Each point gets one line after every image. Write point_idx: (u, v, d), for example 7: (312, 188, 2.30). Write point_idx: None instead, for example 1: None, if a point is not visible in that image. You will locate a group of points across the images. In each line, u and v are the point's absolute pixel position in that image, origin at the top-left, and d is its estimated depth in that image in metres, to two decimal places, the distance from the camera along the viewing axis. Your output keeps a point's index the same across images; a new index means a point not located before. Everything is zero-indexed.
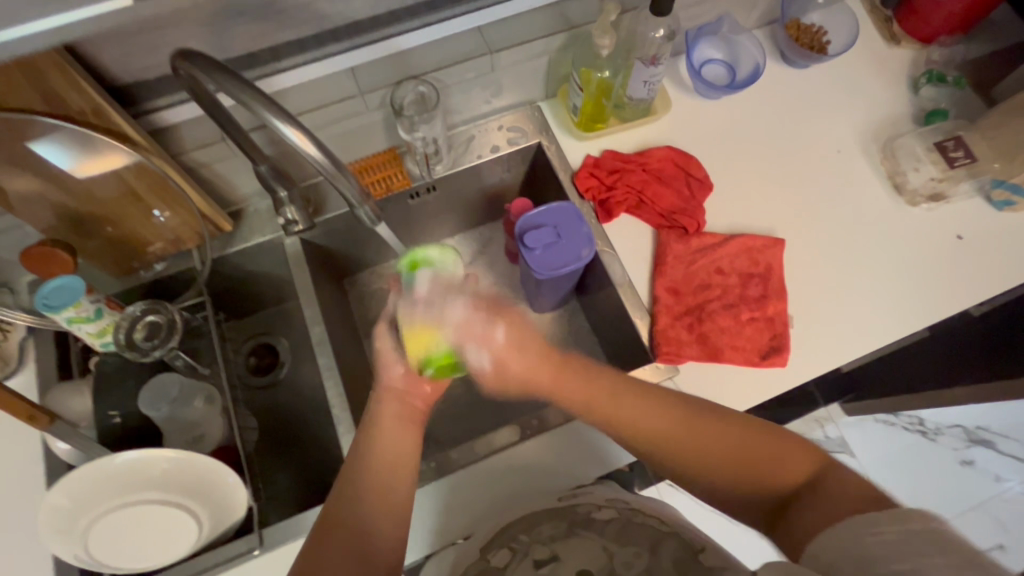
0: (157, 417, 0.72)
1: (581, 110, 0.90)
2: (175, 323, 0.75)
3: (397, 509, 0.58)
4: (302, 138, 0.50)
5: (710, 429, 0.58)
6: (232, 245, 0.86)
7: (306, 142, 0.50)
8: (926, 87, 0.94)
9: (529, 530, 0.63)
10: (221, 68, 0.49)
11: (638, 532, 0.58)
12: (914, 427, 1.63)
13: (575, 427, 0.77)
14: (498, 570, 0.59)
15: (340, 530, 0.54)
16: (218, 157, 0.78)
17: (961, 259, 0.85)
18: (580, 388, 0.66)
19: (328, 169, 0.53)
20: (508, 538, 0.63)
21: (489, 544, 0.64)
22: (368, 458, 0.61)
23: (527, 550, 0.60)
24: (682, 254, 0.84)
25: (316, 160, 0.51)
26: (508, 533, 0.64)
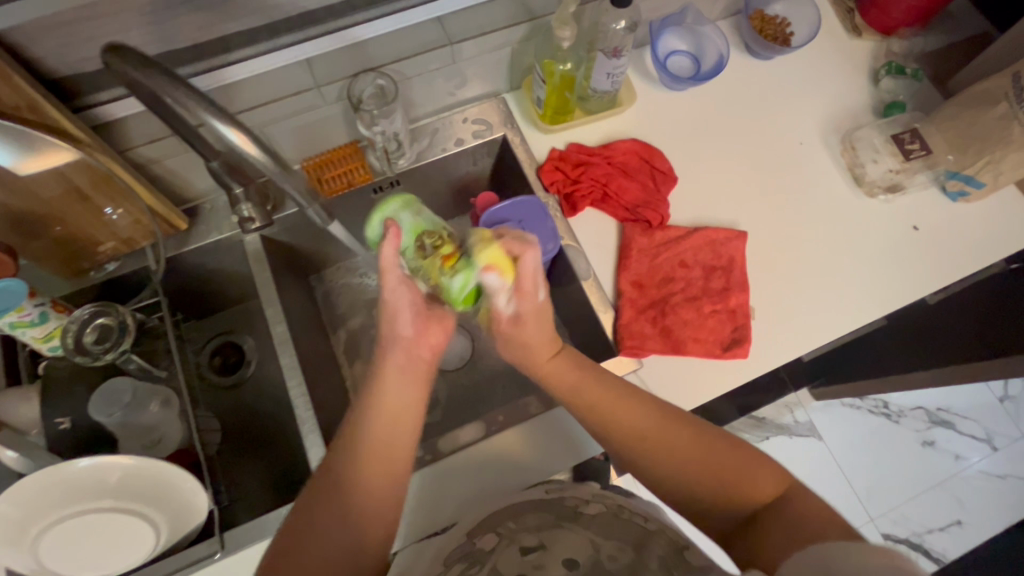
0: (108, 423, 0.69)
1: (545, 102, 0.88)
2: (127, 325, 0.72)
3: (387, 466, 0.57)
4: (244, 140, 0.49)
5: (694, 444, 0.57)
6: (189, 244, 0.84)
7: (250, 145, 0.49)
8: (886, 79, 0.95)
9: (517, 519, 0.60)
10: (155, 65, 0.47)
11: (625, 528, 0.57)
12: (878, 409, 1.70)
13: (552, 417, 0.77)
14: (484, 553, 0.55)
15: (333, 501, 0.53)
16: (168, 152, 0.76)
17: (916, 250, 0.87)
18: (571, 380, 0.65)
19: (275, 169, 0.52)
20: (495, 525, 0.61)
21: (472, 529, 0.61)
22: (371, 422, 0.58)
23: (514, 536, 0.57)
24: (646, 248, 0.85)
25: (260, 161, 0.50)
26: (492, 520, 0.62)
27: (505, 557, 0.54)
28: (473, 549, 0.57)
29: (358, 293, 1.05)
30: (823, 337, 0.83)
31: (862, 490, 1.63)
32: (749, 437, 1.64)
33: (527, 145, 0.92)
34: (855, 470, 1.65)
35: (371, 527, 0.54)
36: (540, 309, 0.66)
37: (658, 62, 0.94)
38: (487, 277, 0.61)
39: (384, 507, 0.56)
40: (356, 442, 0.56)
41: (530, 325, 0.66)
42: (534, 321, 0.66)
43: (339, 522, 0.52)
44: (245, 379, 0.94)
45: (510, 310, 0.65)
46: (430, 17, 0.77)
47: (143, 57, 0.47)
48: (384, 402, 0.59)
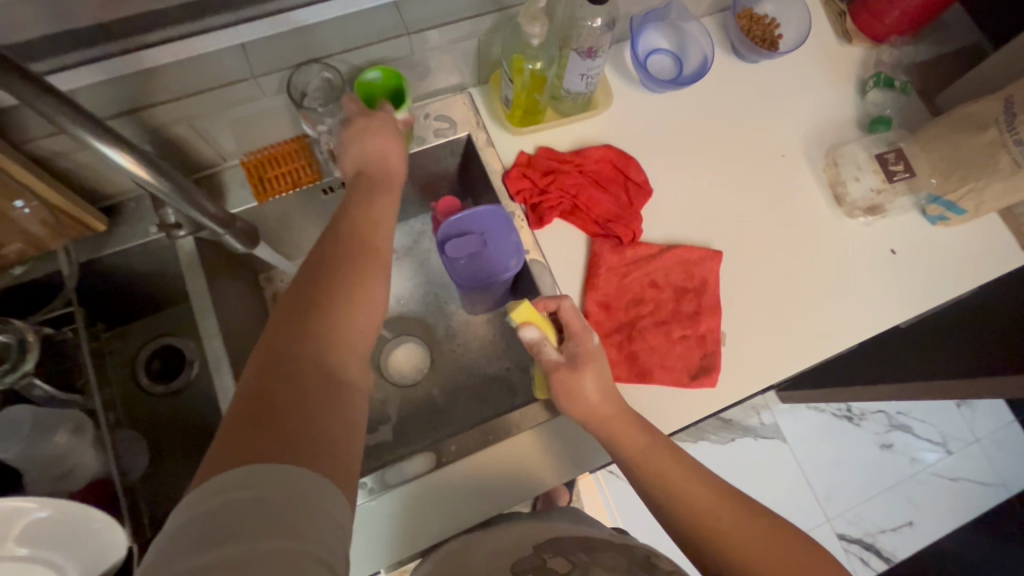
0: (8, 457, 0.62)
1: (513, 103, 0.81)
2: (27, 341, 0.64)
3: (367, 307, 0.54)
4: (133, 162, 0.51)
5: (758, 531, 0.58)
6: (109, 247, 0.75)
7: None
8: (874, 91, 0.91)
9: (588, 551, 0.59)
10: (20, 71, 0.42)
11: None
12: (842, 412, 1.72)
13: (566, 426, 0.75)
14: (559, 574, 0.54)
15: (296, 338, 0.48)
16: (78, 145, 0.66)
17: (894, 274, 0.84)
18: (638, 439, 0.65)
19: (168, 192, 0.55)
20: (563, 551, 0.59)
21: (543, 547, 0.61)
22: (343, 237, 0.58)
23: (588, 566, 0.55)
24: (616, 266, 0.79)
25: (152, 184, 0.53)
26: (561, 545, 0.61)
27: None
28: (545, 567, 0.56)
29: None
30: (793, 367, 0.79)
31: (821, 491, 1.66)
32: (715, 439, 1.65)
33: (493, 147, 0.84)
34: (816, 472, 1.67)
35: (356, 356, 0.51)
36: (595, 349, 0.68)
37: (638, 62, 0.87)
38: (526, 332, 0.65)
39: (364, 339, 0.53)
40: (324, 287, 0.52)
41: (592, 367, 0.67)
42: (593, 362, 0.67)
43: (321, 339, 0.49)
44: (192, 382, 0.86)
45: (564, 358, 0.68)
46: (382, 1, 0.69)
47: None
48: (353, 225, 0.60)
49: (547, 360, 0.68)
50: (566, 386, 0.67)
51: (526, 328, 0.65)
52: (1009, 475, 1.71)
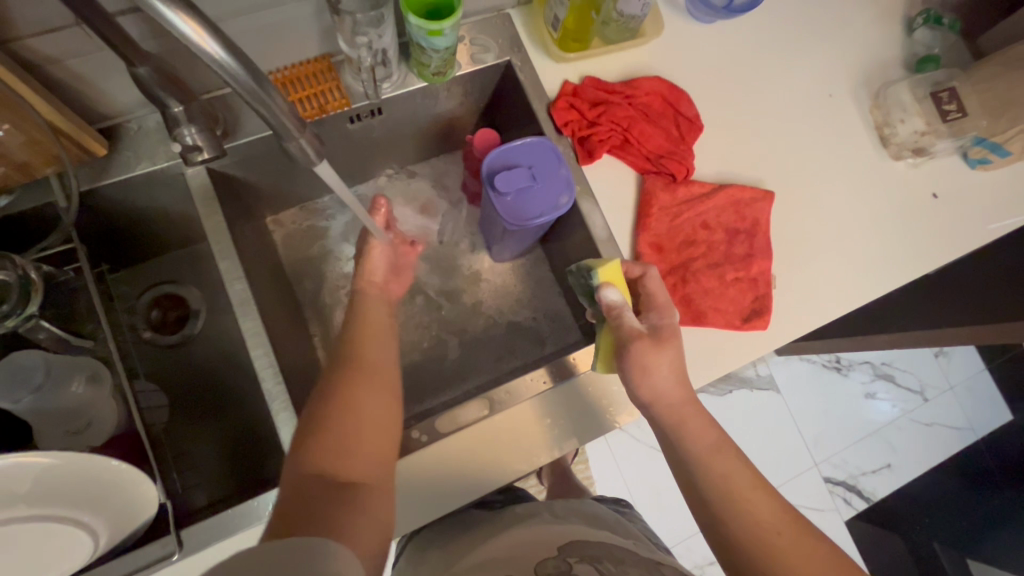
0: (17, 410, 0.55)
1: (563, 24, 0.74)
2: (31, 281, 0.56)
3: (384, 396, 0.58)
4: (201, 34, 0.35)
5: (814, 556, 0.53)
6: (110, 176, 0.66)
7: (206, 39, 0.35)
8: (922, 29, 0.88)
9: (616, 562, 0.52)
10: None
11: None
12: (831, 364, 1.77)
13: (601, 393, 0.71)
14: None
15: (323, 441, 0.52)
16: (73, 50, 0.57)
17: (935, 218, 0.84)
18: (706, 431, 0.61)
19: (245, 84, 0.38)
20: (593, 559, 0.52)
21: (567, 551, 0.54)
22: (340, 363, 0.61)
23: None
24: (668, 206, 0.76)
25: (223, 67, 0.37)
26: (592, 552, 0.54)
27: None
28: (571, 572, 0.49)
29: (323, 242, 0.90)
30: (838, 311, 0.78)
31: (809, 439, 1.71)
32: (713, 390, 1.68)
33: (536, 75, 0.77)
34: (806, 420, 1.72)
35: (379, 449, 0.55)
36: (676, 325, 0.65)
37: None
38: (607, 293, 0.64)
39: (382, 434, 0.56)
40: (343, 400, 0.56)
41: (672, 344, 0.63)
42: (674, 338, 0.64)
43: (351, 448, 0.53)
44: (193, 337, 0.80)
45: (646, 329, 0.64)
46: None
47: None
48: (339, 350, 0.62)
49: (627, 328, 0.64)
50: (641, 355, 0.62)
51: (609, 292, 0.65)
52: (980, 420, 1.80)
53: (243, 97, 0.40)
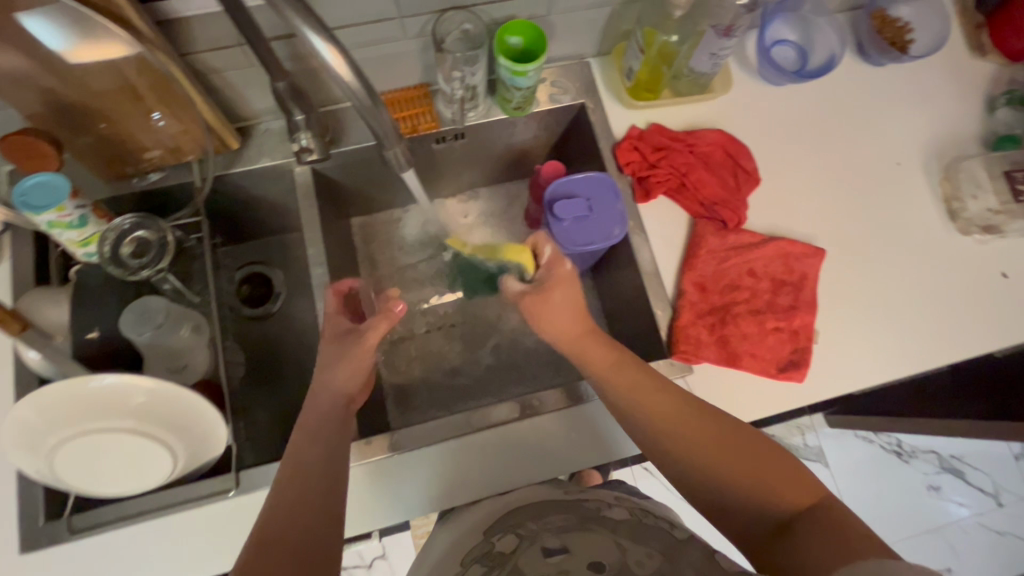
0: (139, 341, 0.66)
1: (636, 75, 0.82)
2: (167, 242, 0.69)
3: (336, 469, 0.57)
4: (338, 58, 0.44)
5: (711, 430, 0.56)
6: (238, 166, 0.80)
7: (340, 62, 0.44)
8: (1004, 109, 0.88)
9: (538, 519, 0.58)
10: None
11: (652, 536, 0.54)
12: (891, 447, 1.61)
13: None
14: (504, 555, 0.54)
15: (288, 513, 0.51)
16: (231, 63, 0.71)
17: (1002, 299, 0.81)
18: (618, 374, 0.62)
19: (362, 97, 0.47)
20: (515, 524, 0.58)
21: (492, 530, 0.60)
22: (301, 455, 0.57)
23: (536, 536, 0.55)
24: (716, 249, 0.79)
25: (350, 85, 0.46)
26: (518, 518, 0.60)
27: (528, 558, 0.52)
28: (493, 551, 0.55)
29: (394, 244, 1.00)
30: (881, 376, 0.77)
31: None
32: None
33: (605, 117, 0.85)
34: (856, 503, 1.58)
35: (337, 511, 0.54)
36: (563, 271, 0.66)
37: (761, 48, 0.86)
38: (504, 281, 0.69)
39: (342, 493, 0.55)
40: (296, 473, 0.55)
41: (556, 292, 0.65)
42: (560, 285, 0.65)
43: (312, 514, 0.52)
44: (271, 314, 0.91)
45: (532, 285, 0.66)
46: None
47: None
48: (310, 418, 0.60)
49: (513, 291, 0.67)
50: (542, 316, 0.65)
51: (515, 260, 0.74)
52: None
53: (360, 111, 0.50)
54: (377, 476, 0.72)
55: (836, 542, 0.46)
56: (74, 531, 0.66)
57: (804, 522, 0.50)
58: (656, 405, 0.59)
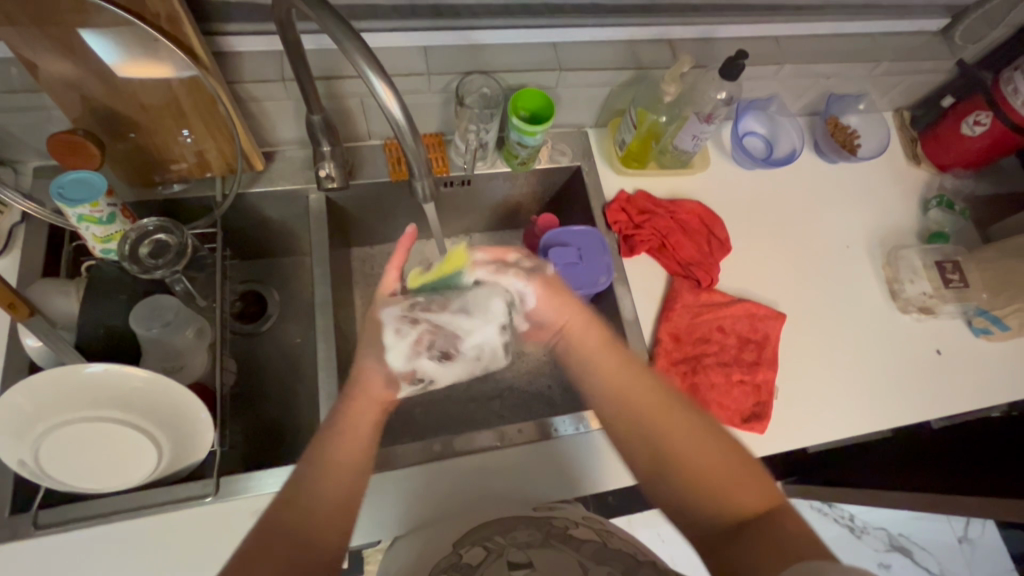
0: (144, 336, 0.68)
1: (628, 146, 0.92)
2: (185, 248, 0.72)
3: (368, 420, 0.66)
4: (388, 93, 0.51)
5: (687, 432, 0.62)
6: (259, 186, 0.85)
7: (392, 99, 0.51)
8: (936, 210, 1.02)
9: (506, 533, 0.61)
10: (332, 12, 0.50)
11: (613, 556, 0.57)
12: (843, 520, 1.56)
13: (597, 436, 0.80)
14: (470, 568, 0.56)
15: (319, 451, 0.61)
16: (271, 96, 0.78)
17: (939, 374, 0.91)
18: (618, 364, 0.70)
19: (404, 132, 0.54)
20: (483, 538, 0.61)
21: (461, 542, 0.62)
22: (321, 452, 0.61)
23: (503, 550, 0.57)
24: (691, 305, 0.87)
25: (395, 119, 0.52)
26: (483, 533, 0.62)
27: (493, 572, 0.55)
28: (460, 563, 0.58)
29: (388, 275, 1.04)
30: (832, 434, 0.85)
31: None
32: None
33: (599, 180, 0.95)
34: None
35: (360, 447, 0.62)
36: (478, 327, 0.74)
37: (735, 136, 0.99)
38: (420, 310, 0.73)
39: (354, 445, 0.62)
40: (340, 417, 0.65)
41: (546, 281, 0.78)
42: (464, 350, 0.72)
43: (324, 458, 0.60)
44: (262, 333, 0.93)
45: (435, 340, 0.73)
46: (546, 42, 0.85)
47: (295, 33, 0.60)
48: (373, 382, 0.69)
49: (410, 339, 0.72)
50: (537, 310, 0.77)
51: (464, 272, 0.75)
52: None
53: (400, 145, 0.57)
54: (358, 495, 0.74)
55: (774, 544, 0.52)
56: (38, 526, 0.64)
57: (751, 529, 0.54)
58: (638, 400, 0.66)
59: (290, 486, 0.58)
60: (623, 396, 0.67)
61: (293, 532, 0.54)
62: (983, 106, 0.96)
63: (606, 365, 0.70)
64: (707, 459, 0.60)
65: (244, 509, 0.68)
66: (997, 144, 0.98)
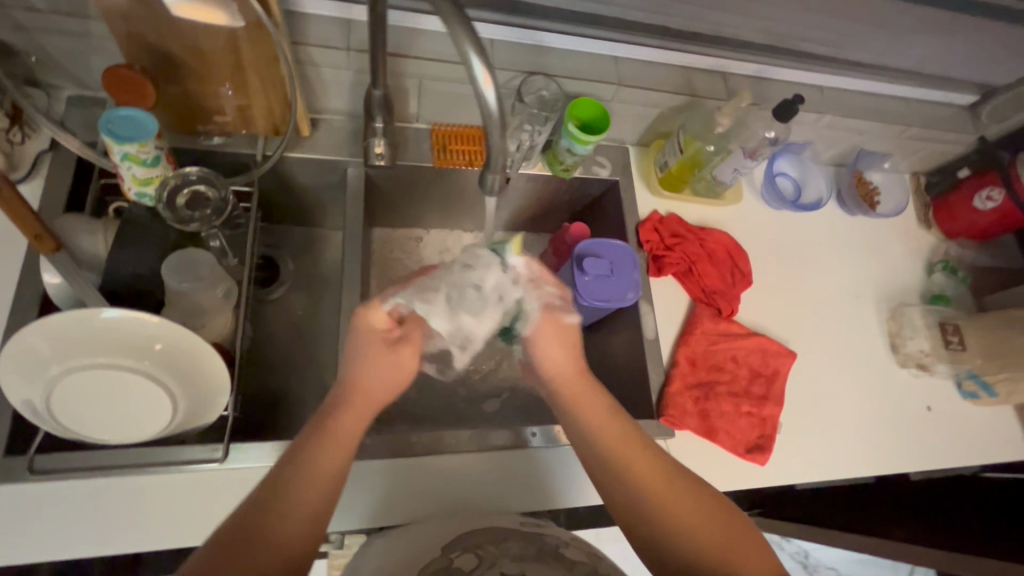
0: (172, 289, 0.65)
1: (669, 169, 0.94)
2: (225, 204, 0.70)
3: (356, 427, 0.65)
4: (487, 79, 0.51)
5: (695, 504, 0.62)
6: (301, 151, 0.83)
7: (489, 86, 0.51)
8: (940, 274, 1.07)
9: (497, 543, 0.62)
10: None
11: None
12: (799, 557, 1.62)
13: None
14: None
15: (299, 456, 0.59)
16: (330, 62, 0.77)
17: (926, 429, 0.95)
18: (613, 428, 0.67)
19: (492, 120, 0.53)
20: (474, 545, 0.61)
21: (450, 546, 0.62)
22: (303, 458, 0.59)
23: (495, 562, 0.58)
24: (709, 332, 0.89)
25: (488, 106, 0.52)
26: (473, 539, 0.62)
27: None
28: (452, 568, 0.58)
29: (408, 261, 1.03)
30: (825, 474, 0.88)
31: None
32: None
33: (634, 197, 0.96)
34: None
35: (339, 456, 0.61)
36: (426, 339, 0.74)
37: (768, 175, 1.02)
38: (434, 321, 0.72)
39: (335, 456, 0.61)
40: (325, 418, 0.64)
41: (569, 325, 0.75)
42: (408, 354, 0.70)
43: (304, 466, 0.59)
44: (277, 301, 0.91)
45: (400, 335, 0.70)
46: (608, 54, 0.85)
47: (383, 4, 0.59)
48: (364, 382, 0.67)
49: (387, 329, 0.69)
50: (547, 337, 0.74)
51: (514, 257, 0.73)
52: None
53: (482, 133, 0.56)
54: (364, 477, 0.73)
55: None
56: (35, 472, 0.61)
57: None
58: (643, 474, 0.64)
59: (267, 487, 0.57)
60: (627, 468, 0.64)
61: (263, 541, 0.54)
62: (995, 182, 1.02)
63: (604, 436, 0.67)
64: (717, 532, 0.61)
65: (250, 478, 0.67)
66: (1004, 221, 1.04)
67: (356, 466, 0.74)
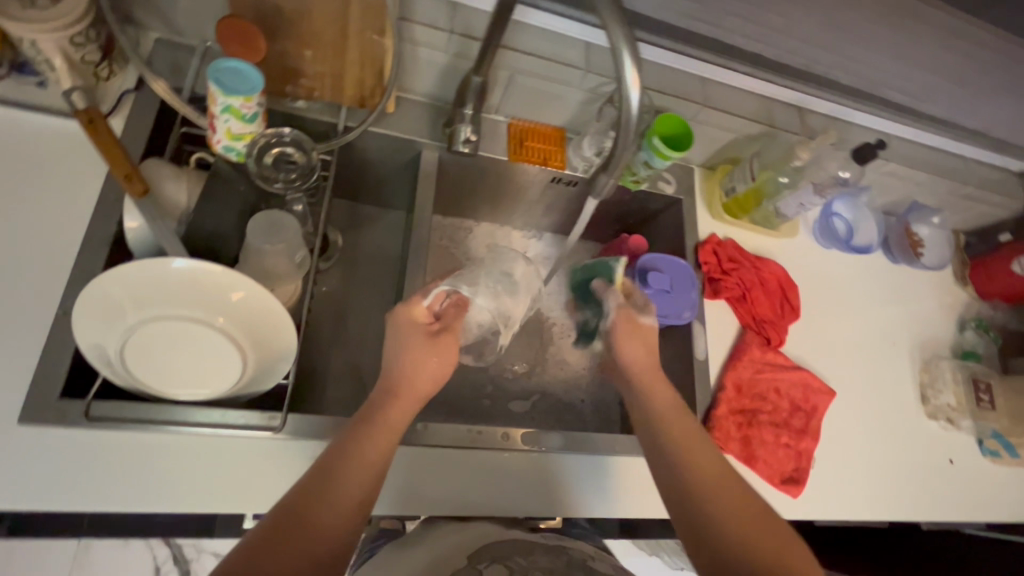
0: (253, 248, 0.63)
1: (735, 196, 0.95)
2: (313, 167, 0.69)
3: (404, 419, 0.61)
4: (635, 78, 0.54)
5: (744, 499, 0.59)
6: (381, 127, 0.82)
7: (636, 86, 0.54)
8: (971, 332, 1.10)
9: (526, 555, 0.59)
10: None
11: None
12: None
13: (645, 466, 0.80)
14: None
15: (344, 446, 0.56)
16: (430, 42, 0.76)
17: (948, 481, 0.97)
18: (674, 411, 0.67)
19: (630, 119, 0.57)
20: (502, 555, 0.59)
21: (477, 554, 0.59)
22: (351, 445, 0.56)
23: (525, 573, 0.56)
24: (757, 360, 0.90)
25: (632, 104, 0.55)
26: (499, 550, 0.60)
27: None
28: None
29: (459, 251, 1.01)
30: (854, 514, 0.89)
31: None
32: None
33: (696, 218, 0.97)
34: None
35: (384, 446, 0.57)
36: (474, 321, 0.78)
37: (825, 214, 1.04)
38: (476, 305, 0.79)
39: (383, 447, 0.57)
40: (374, 411, 0.60)
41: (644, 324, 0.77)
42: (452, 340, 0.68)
43: (351, 455, 0.55)
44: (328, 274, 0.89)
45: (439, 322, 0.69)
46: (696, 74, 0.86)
47: None
48: (418, 375, 0.64)
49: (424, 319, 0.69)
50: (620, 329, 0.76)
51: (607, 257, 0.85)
52: None
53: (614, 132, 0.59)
54: (412, 464, 0.72)
55: None
56: (90, 418, 0.57)
57: None
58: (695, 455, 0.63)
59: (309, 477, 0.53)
60: (677, 450, 0.63)
61: (304, 528, 0.49)
62: None
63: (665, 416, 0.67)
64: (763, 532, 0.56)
65: (304, 451, 0.65)
66: None
67: (404, 452, 0.72)
